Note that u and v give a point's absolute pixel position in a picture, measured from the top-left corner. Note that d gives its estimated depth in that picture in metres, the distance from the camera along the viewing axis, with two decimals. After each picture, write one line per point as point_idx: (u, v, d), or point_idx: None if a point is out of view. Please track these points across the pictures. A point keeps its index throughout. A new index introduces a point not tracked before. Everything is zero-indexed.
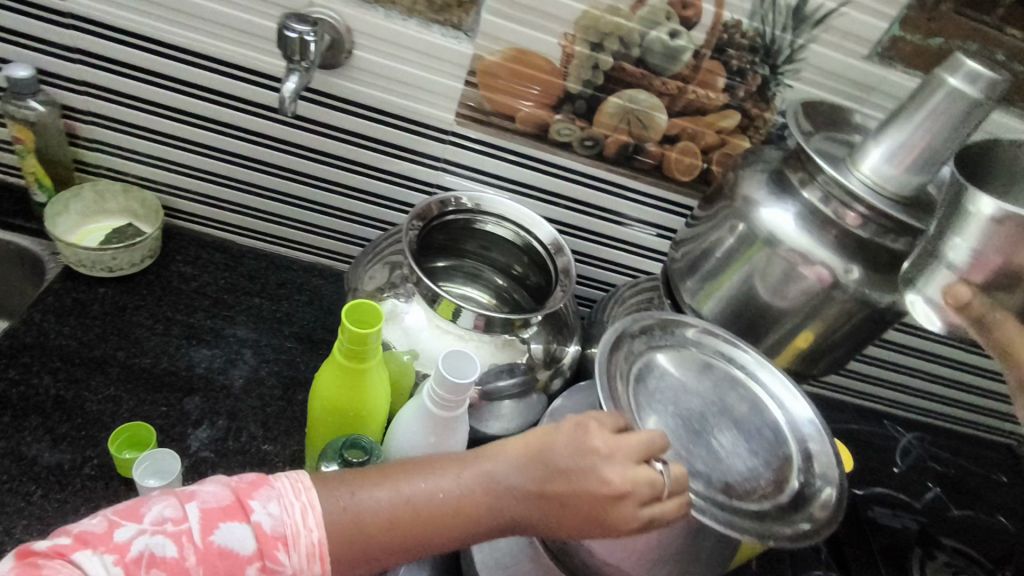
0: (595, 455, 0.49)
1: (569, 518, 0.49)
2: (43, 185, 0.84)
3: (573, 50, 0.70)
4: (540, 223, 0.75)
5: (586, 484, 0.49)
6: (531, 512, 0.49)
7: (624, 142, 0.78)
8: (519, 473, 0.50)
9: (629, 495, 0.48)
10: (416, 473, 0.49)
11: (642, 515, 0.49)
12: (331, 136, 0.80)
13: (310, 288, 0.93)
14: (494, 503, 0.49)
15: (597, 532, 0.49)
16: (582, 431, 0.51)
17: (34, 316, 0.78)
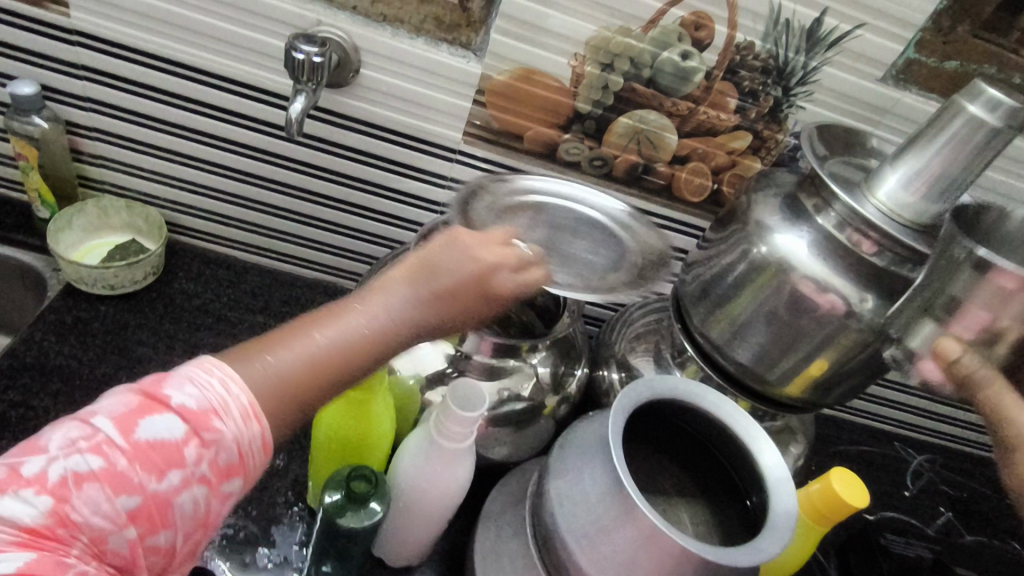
0: (491, 255, 0.55)
1: (468, 308, 0.54)
2: (46, 202, 0.83)
3: (583, 71, 0.69)
4: None
5: (464, 275, 0.53)
6: (441, 314, 0.53)
7: (633, 162, 0.77)
8: (417, 296, 0.52)
9: (503, 267, 0.55)
10: (332, 325, 0.49)
11: (516, 286, 0.56)
12: (337, 154, 0.79)
13: (314, 305, 0.92)
14: (394, 330, 0.50)
15: (478, 310, 0.55)
16: (462, 239, 0.55)
17: (35, 335, 0.77)
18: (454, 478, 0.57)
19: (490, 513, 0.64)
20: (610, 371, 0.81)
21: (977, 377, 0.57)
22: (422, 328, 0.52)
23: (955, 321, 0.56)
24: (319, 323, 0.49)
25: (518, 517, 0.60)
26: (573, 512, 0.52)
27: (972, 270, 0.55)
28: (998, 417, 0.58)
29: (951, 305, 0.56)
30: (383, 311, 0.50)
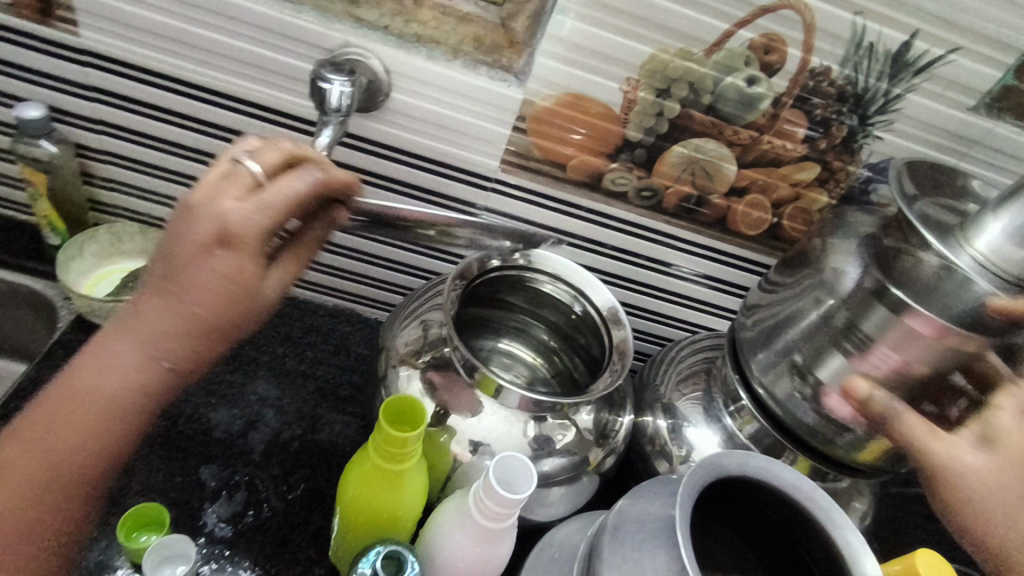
0: (211, 204, 0.45)
1: (197, 297, 0.44)
2: (56, 229, 0.78)
3: (636, 96, 0.63)
4: (598, 287, 0.68)
5: (187, 244, 0.44)
6: (171, 321, 0.45)
7: (686, 192, 0.70)
8: (136, 328, 0.45)
9: (223, 216, 0.44)
10: (70, 400, 0.45)
11: (254, 219, 0.45)
12: (363, 180, 0.73)
13: (337, 335, 0.87)
14: (129, 366, 0.45)
15: (225, 298, 0.45)
16: (185, 204, 0.45)
17: (43, 373, 0.72)
18: (495, 558, 0.52)
19: None
20: (656, 416, 0.72)
21: (878, 408, 0.55)
22: (159, 358, 0.45)
23: (862, 357, 0.56)
24: (58, 399, 0.45)
25: None
26: None
27: (884, 308, 0.54)
28: (914, 456, 0.54)
29: (863, 342, 0.56)
30: (122, 360, 0.45)
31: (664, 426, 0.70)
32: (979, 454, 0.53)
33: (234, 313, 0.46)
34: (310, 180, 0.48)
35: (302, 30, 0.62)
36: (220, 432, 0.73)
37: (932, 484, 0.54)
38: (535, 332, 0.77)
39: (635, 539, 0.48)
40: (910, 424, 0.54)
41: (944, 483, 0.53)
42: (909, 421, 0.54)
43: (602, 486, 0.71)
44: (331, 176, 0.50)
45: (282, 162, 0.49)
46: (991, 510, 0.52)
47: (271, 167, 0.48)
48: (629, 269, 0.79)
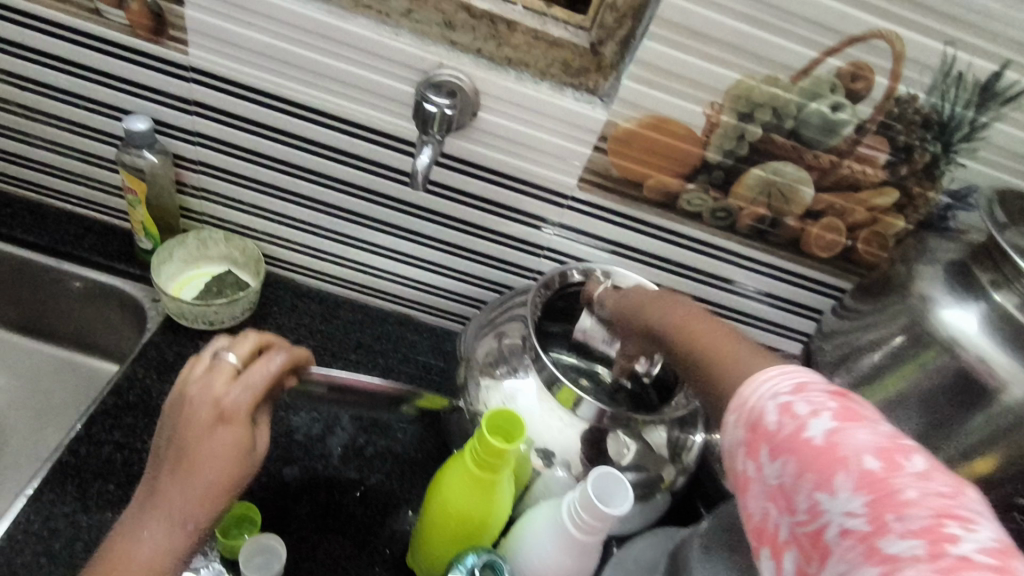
0: (206, 392, 0.56)
1: (208, 468, 0.53)
2: (150, 234, 0.83)
3: (718, 120, 0.64)
4: None
5: (201, 431, 0.55)
6: (191, 498, 0.53)
7: (761, 214, 0.72)
8: (164, 509, 0.53)
9: (221, 401, 0.56)
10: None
11: (247, 395, 0.57)
12: (444, 195, 0.77)
13: (405, 343, 0.90)
14: (164, 540, 0.52)
15: (233, 464, 0.54)
16: (182, 399, 0.57)
17: (136, 372, 0.76)
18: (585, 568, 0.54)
19: None
20: None
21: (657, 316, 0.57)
22: (184, 526, 0.52)
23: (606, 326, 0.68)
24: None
25: None
26: None
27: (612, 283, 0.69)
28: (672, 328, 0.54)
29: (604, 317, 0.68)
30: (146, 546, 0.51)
31: None
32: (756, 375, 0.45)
33: (243, 470, 0.55)
34: (280, 358, 0.60)
35: (398, 52, 0.65)
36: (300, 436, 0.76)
37: (683, 343, 0.52)
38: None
39: None
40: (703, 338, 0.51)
41: (715, 347, 0.48)
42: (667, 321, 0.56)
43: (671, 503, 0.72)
44: (295, 350, 0.62)
45: (254, 352, 0.61)
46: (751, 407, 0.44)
47: (245, 357, 0.61)
48: (698, 287, 0.80)
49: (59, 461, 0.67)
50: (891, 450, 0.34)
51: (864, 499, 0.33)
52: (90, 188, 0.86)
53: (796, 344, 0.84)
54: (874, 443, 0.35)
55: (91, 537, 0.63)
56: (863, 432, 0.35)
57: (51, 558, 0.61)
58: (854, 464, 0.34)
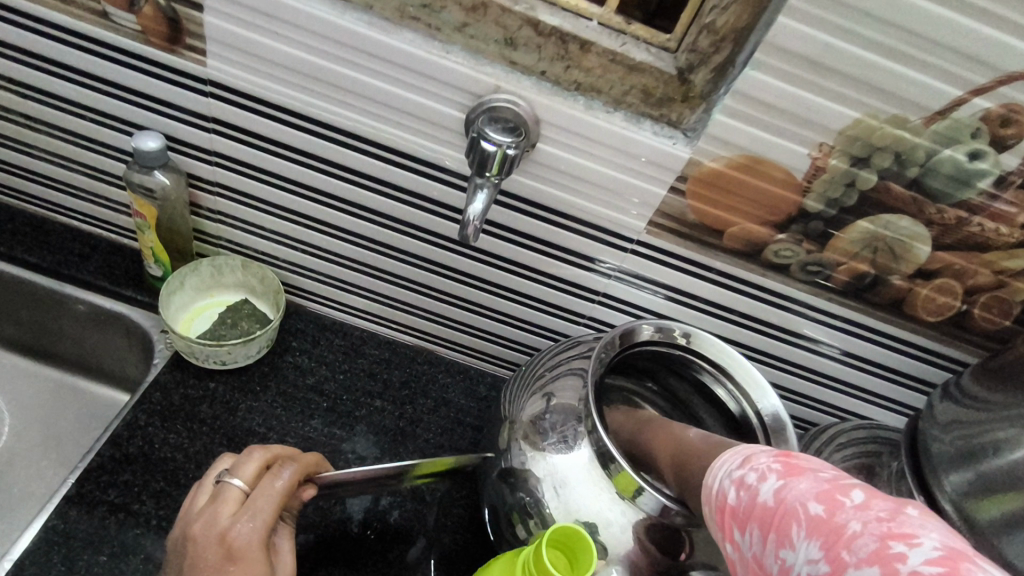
0: (211, 529, 0.50)
1: None
2: (160, 261, 0.74)
3: (826, 164, 0.54)
4: (762, 387, 0.58)
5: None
6: None
7: (862, 271, 0.61)
8: None
9: (229, 535, 0.49)
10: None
11: (256, 527, 0.50)
12: (490, 232, 0.67)
13: (437, 387, 0.81)
14: None
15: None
16: (184, 537, 0.50)
17: (138, 418, 0.68)
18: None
19: None
20: None
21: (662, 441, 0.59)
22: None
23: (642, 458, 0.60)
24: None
25: None
26: None
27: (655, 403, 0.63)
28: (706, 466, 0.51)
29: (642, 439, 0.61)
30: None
31: None
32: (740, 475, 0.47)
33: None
34: (289, 476, 0.52)
35: (449, 72, 0.55)
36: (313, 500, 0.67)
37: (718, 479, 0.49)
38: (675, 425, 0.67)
39: None
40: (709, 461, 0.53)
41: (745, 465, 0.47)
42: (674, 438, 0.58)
43: None
44: (304, 462, 0.54)
45: (262, 468, 0.54)
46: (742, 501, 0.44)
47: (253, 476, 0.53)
48: (774, 344, 0.70)
49: (46, 526, 0.59)
50: (831, 492, 0.38)
51: (817, 543, 0.35)
52: (99, 205, 0.79)
53: (881, 410, 0.73)
54: (814, 489, 0.38)
55: None
56: (804, 483, 0.39)
57: None
58: (801, 514, 0.37)
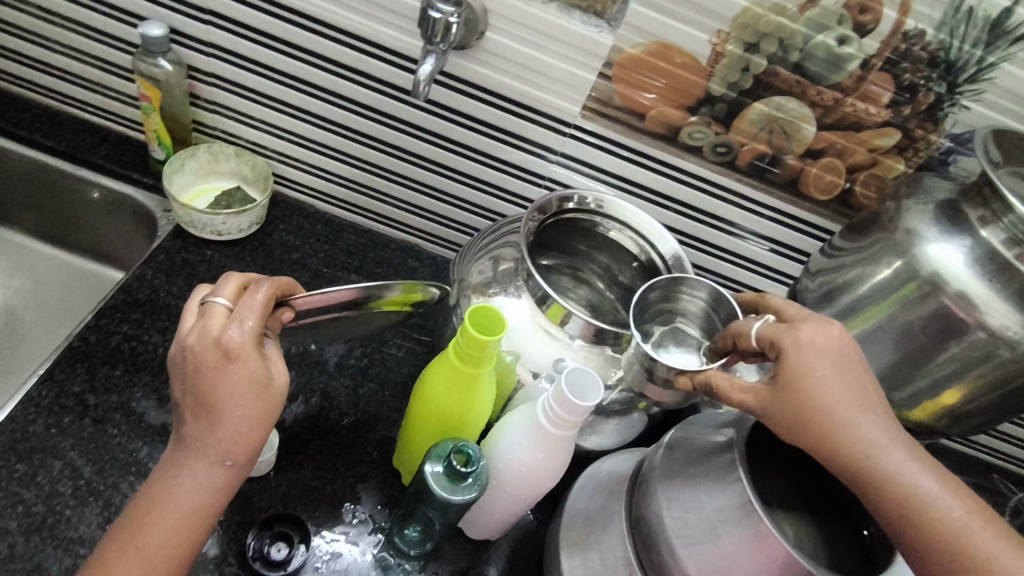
0: (206, 336, 0.55)
1: (232, 405, 0.54)
2: (163, 143, 0.85)
3: (724, 49, 0.65)
4: (663, 235, 0.72)
5: (212, 374, 0.54)
6: (222, 439, 0.54)
7: (761, 151, 0.72)
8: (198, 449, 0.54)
9: (223, 340, 0.54)
10: (151, 525, 0.52)
11: (247, 330, 0.55)
12: (451, 120, 0.78)
13: (406, 269, 0.91)
14: (201, 474, 0.53)
15: (255, 402, 0.54)
16: (183, 349, 0.55)
17: (147, 273, 0.80)
18: (560, 462, 0.57)
19: (576, 503, 0.64)
20: None
21: (813, 394, 0.49)
22: (223, 460, 0.54)
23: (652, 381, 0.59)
24: (150, 518, 0.52)
25: (614, 505, 0.60)
26: (685, 519, 0.49)
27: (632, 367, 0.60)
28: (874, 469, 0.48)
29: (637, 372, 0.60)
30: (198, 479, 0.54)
31: None
32: (906, 452, 0.49)
33: (270, 403, 0.56)
34: (265, 290, 0.57)
35: None
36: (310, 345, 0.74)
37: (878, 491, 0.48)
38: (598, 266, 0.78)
39: (688, 460, 0.52)
40: (861, 427, 0.49)
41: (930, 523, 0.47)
42: (844, 416, 0.49)
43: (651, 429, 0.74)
44: (275, 281, 0.58)
45: (240, 289, 0.59)
46: (919, 496, 0.47)
47: (234, 296, 0.58)
48: (694, 226, 0.80)
49: (71, 347, 0.71)
50: None
51: None
52: (107, 97, 0.89)
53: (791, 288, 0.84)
54: None
55: (98, 416, 0.67)
56: None
57: (61, 429, 0.65)
58: None
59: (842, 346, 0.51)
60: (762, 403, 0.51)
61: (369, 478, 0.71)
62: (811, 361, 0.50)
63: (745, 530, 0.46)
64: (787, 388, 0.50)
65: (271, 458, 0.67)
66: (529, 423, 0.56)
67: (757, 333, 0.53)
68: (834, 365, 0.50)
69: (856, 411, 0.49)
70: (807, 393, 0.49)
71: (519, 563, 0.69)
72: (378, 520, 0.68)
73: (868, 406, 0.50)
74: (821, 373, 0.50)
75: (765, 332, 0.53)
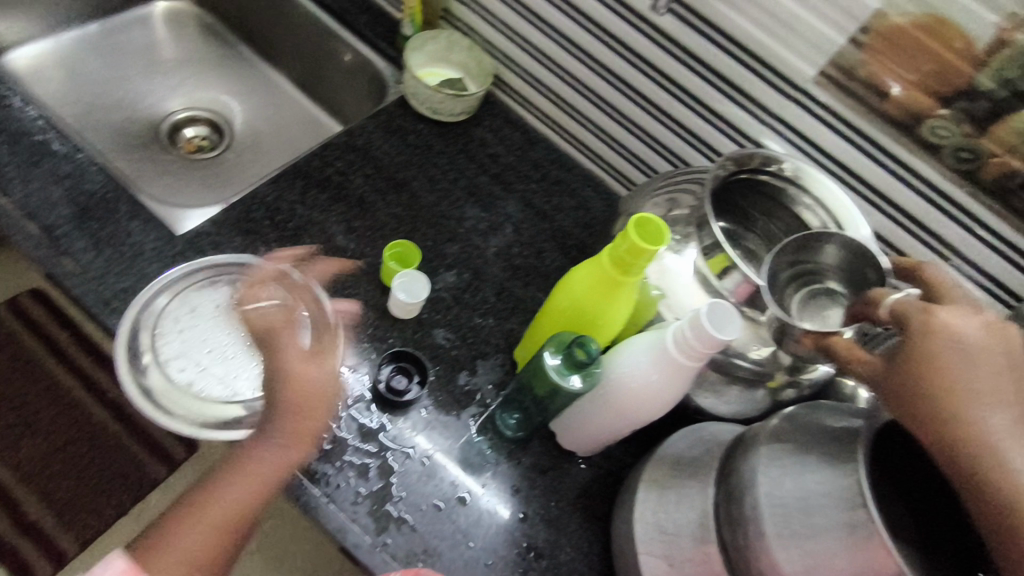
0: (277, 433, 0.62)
1: (292, 440, 0.61)
2: (414, 21, 0.95)
3: (1011, 38, 0.58)
4: (859, 223, 0.67)
5: (276, 431, 0.61)
6: (286, 452, 0.61)
7: (1012, 169, 0.63)
8: (264, 445, 0.61)
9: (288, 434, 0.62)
10: (182, 534, 0.58)
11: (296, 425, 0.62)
12: (674, 55, 0.77)
13: (581, 196, 0.94)
14: (262, 460, 0.60)
15: (278, 453, 0.61)
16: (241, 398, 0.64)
17: (368, 127, 0.91)
18: (671, 395, 0.58)
19: (670, 448, 0.64)
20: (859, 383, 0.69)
21: (945, 380, 0.47)
22: (291, 449, 0.61)
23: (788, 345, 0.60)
24: (177, 534, 0.58)
25: (709, 463, 0.58)
26: (781, 482, 0.48)
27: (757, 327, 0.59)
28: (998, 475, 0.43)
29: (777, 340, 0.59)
30: (225, 487, 0.60)
31: (864, 395, 0.69)
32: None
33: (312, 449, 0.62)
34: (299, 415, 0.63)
35: None
36: None
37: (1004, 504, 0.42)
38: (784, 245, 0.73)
39: (802, 438, 0.50)
40: (994, 425, 0.45)
41: None
42: (971, 411, 0.45)
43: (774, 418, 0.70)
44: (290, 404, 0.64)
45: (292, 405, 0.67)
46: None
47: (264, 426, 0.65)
48: (900, 235, 0.72)
49: (295, 166, 0.84)
50: None
51: None
52: None
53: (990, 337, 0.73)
54: None
55: (299, 223, 0.79)
56: None
57: (271, 224, 0.78)
58: None
59: (993, 339, 0.49)
60: (873, 376, 0.51)
61: (490, 359, 0.76)
62: (944, 348, 0.48)
63: (842, 521, 0.43)
64: (913, 369, 0.48)
65: (417, 306, 0.74)
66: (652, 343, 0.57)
67: (891, 304, 0.53)
68: (973, 355, 0.47)
69: (988, 408, 0.46)
70: (938, 375, 0.47)
71: (597, 487, 0.71)
72: (486, 398, 0.73)
73: (1007, 407, 0.46)
74: (954, 359, 0.47)
75: (898, 304, 0.52)
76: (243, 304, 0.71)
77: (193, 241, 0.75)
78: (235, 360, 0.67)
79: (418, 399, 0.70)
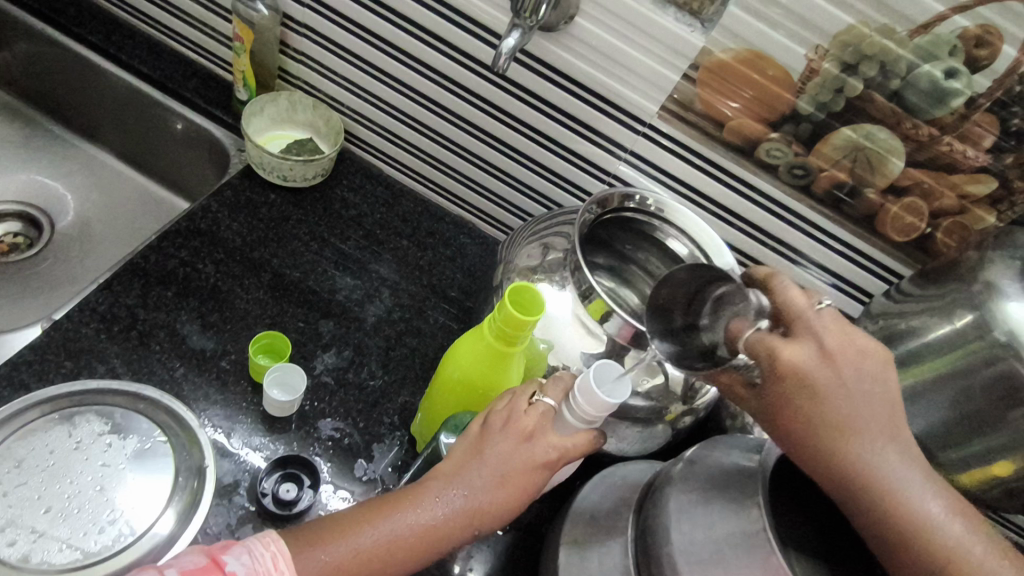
0: (481, 495, 0.54)
1: (493, 486, 0.54)
2: (247, 85, 0.88)
3: (819, 66, 0.63)
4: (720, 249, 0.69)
5: (486, 505, 0.54)
6: (495, 493, 0.54)
7: (841, 180, 0.68)
8: (464, 490, 0.54)
9: (503, 510, 0.54)
10: (332, 556, 0.50)
11: (499, 490, 0.54)
12: (523, 99, 0.77)
13: (456, 244, 0.91)
14: (453, 522, 0.53)
15: (467, 519, 0.53)
16: (448, 480, 0.54)
17: (211, 206, 0.83)
18: (578, 442, 0.55)
19: (584, 502, 0.63)
20: None
21: (800, 417, 0.48)
22: (486, 509, 0.54)
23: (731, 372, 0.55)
24: (366, 519, 0.52)
25: (623, 514, 0.58)
26: (693, 536, 0.48)
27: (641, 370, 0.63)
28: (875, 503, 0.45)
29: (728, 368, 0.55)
30: (479, 477, 0.54)
31: None
32: (911, 462, 0.47)
33: (507, 517, 0.55)
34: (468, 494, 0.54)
35: None
36: (170, 477, 0.62)
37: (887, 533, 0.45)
38: (658, 272, 0.74)
39: (705, 484, 0.50)
40: (858, 451, 0.46)
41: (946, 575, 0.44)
42: (840, 445, 0.47)
43: (676, 444, 0.72)
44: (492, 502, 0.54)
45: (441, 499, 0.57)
46: (922, 508, 0.45)
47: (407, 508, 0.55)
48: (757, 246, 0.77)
49: (130, 263, 0.74)
50: None
51: None
52: (204, 34, 0.93)
53: None
54: None
55: (144, 328, 0.70)
56: None
57: (109, 337, 0.69)
58: None
59: (843, 365, 0.48)
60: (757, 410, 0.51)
61: (386, 439, 0.71)
62: (796, 389, 0.47)
63: (755, 562, 0.44)
64: (776, 413, 0.49)
65: (297, 401, 0.68)
66: (545, 395, 0.56)
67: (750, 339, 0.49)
68: (826, 391, 0.47)
69: (846, 439, 0.47)
70: (798, 414, 0.48)
71: (518, 553, 0.68)
72: (388, 483, 0.68)
73: (865, 433, 0.47)
74: (812, 395, 0.47)
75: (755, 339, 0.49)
76: (84, 442, 0.62)
77: (10, 375, 0.64)
78: (81, 510, 0.59)
79: (311, 505, 0.63)
